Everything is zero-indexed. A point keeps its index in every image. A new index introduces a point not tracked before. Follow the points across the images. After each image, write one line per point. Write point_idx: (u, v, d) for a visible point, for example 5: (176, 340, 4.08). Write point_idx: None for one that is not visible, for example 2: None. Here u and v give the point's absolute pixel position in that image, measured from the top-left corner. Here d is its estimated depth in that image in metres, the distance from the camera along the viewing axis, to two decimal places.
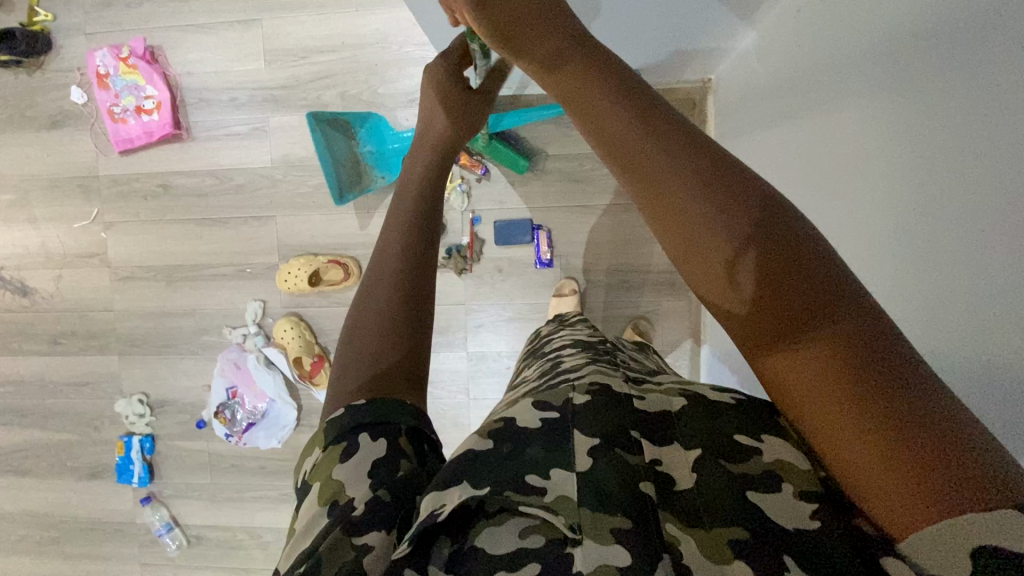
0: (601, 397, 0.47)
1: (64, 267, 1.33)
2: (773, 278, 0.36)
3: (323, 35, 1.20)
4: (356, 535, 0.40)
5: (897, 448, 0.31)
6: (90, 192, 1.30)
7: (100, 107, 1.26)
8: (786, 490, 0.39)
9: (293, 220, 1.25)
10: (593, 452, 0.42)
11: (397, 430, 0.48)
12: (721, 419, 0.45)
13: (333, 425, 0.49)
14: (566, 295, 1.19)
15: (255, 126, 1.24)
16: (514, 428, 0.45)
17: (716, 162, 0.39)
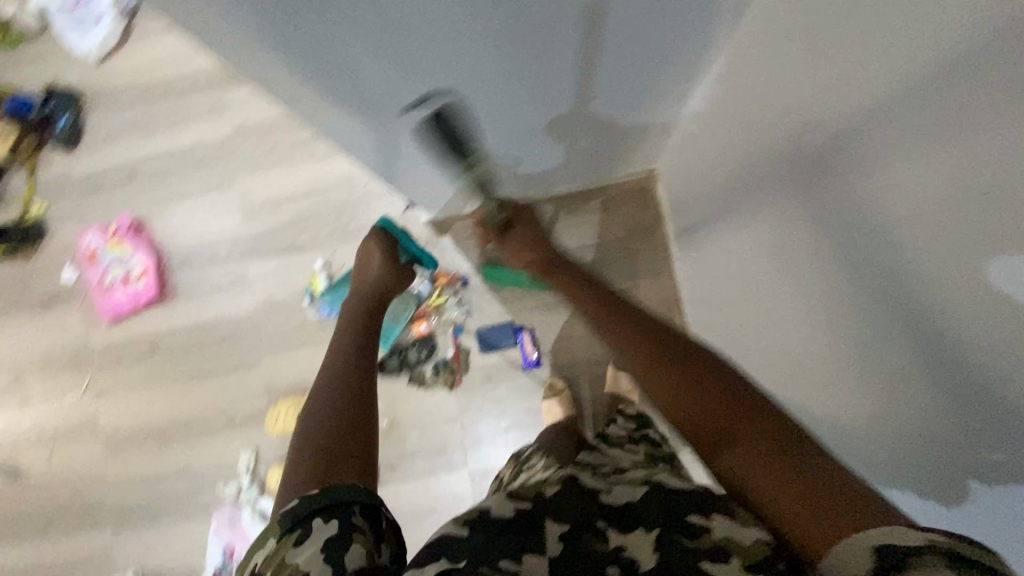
0: (568, 487, 0.50)
1: (56, 443, 1.31)
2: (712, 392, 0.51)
3: (293, 185, 1.29)
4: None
5: (811, 496, 0.43)
6: (81, 363, 1.32)
7: (91, 283, 1.32)
8: (734, 562, 0.43)
9: (279, 360, 1.25)
10: (564, 537, 0.46)
11: (351, 512, 0.47)
12: (681, 498, 0.48)
13: (286, 521, 0.45)
14: (555, 395, 1.16)
15: (235, 276, 1.28)
16: (488, 519, 0.46)
17: (698, 361, 0.54)
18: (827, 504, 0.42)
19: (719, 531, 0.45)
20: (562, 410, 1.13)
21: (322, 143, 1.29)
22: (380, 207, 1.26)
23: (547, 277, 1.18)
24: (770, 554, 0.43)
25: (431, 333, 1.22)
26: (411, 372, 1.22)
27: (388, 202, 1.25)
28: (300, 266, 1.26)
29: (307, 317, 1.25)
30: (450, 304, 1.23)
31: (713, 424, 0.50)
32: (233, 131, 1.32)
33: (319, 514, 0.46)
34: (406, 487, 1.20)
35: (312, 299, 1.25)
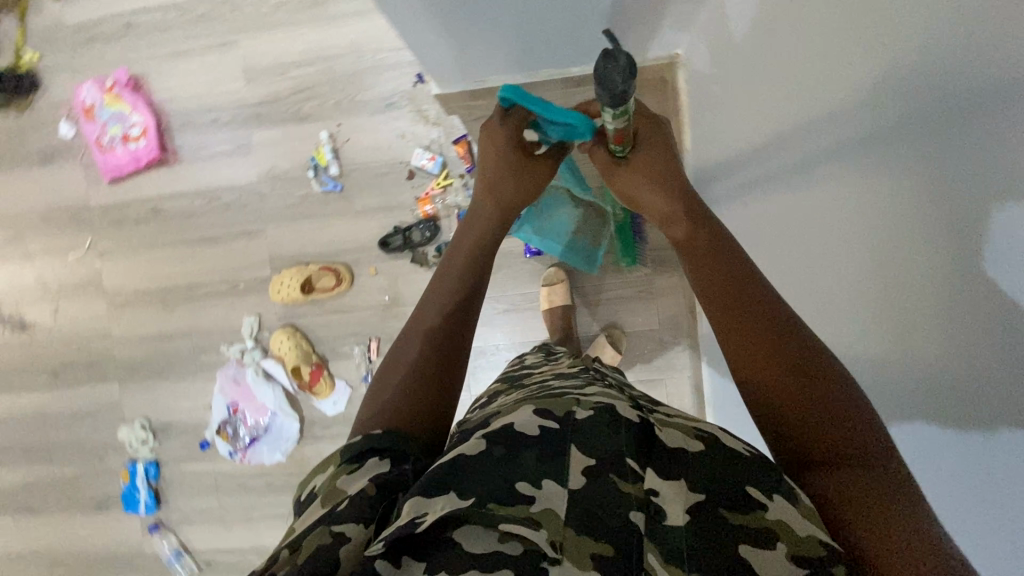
0: (599, 415, 0.52)
1: (61, 299, 1.34)
2: (804, 374, 0.50)
3: (299, 50, 1.23)
4: (335, 526, 0.45)
5: (898, 528, 0.39)
6: (82, 222, 1.32)
7: (89, 140, 1.29)
8: (777, 549, 0.41)
9: (282, 231, 1.26)
10: (587, 472, 0.46)
11: (403, 455, 0.54)
12: (739, 461, 0.47)
13: (350, 448, 0.54)
14: (555, 284, 1.19)
15: (238, 144, 1.26)
16: (512, 433, 0.49)
17: (783, 331, 0.54)
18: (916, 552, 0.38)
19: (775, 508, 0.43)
20: (561, 298, 1.19)
21: (330, 6, 1.22)
22: (389, 80, 1.22)
23: (626, 238, 1.16)
24: (826, 555, 0.40)
25: (436, 215, 1.22)
26: (415, 252, 1.23)
27: (398, 76, 1.21)
28: (304, 137, 1.24)
29: (311, 190, 1.25)
30: (456, 187, 1.21)
31: (830, 437, 0.47)
32: None
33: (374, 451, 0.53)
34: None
35: (317, 172, 1.24)
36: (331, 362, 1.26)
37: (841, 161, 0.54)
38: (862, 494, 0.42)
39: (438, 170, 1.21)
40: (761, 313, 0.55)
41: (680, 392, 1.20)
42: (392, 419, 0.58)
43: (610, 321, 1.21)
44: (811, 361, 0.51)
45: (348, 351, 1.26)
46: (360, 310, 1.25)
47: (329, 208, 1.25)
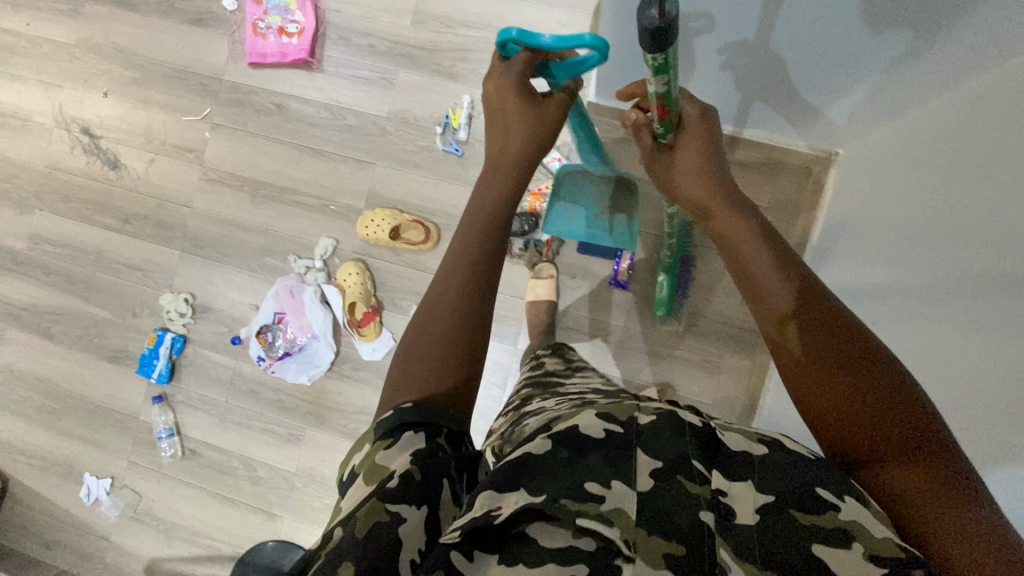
0: (663, 419, 0.49)
1: (159, 153, 1.35)
2: (847, 386, 0.45)
3: (473, 12, 1.24)
4: (388, 505, 0.44)
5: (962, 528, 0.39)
6: (208, 91, 1.34)
7: (246, 19, 1.31)
8: (855, 550, 0.39)
9: (391, 172, 1.27)
10: (656, 474, 0.44)
11: (437, 432, 0.50)
12: (809, 464, 0.45)
13: (383, 422, 0.51)
14: (543, 279, 1.20)
15: (383, 76, 1.27)
16: (579, 434, 0.47)
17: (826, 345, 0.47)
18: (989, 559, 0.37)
19: (850, 509, 0.41)
20: (543, 293, 1.19)
21: None
22: None
23: (668, 296, 1.15)
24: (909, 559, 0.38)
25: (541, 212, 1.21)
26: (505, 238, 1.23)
27: None
28: (447, 94, 1.25)
29: (433, 145, 1.25)
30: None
31: (883, 447, 0.43)
32: None
33: (406, 427, 0.50)
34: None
35: (445, 130, 1.24)
36: (385, 311, 1.25)
37: (959, 295, 0.58)
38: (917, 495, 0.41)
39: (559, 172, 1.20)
40: (813, 339, 0.48)
41: None
42: (425, 390, 0.54)
43: (667, 378, 1.19)
44: (853, 366, 0.46)
45: (406, 308, 1.25)
46: (433, 273, 1.25)
47: (442, 167, 1.25)
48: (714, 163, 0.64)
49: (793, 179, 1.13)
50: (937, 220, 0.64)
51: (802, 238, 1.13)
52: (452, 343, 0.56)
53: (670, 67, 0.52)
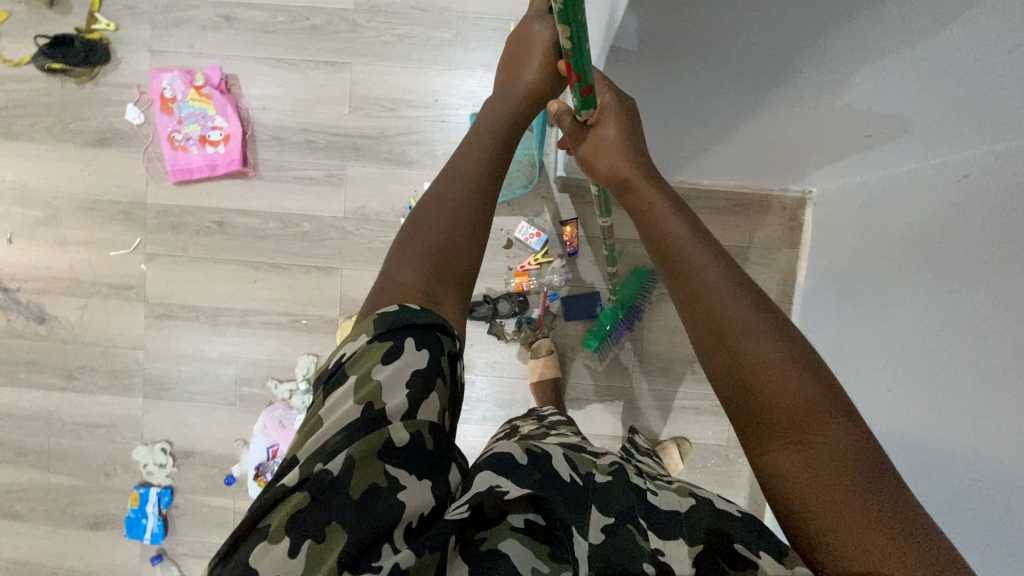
0: (619, 478, 0.52)
1: (92, 297, 1.21)
2: (781, 382, 0.46)
3: (415, 90, 1.15)
4: (388, 463, 0.48)
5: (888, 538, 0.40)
6: (134, 219, 1.19)
7: (159, 132, 1.16)
8: None
9: (361, 274, 1.18)
10: (606, 529, 0.47)
11: (439, 349, 0.53)
12: (730, 521, 0.48)
13: (384, 319, 0.53)
14: (542, 356, 1.17)
15: (330, 172, 1.17)
16: (548, 464, 0.51)
17: (766, 334, 0.48)
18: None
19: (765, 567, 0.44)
20: (546, 372, 1.16)
21: (458, 51, 1.14)
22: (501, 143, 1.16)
23: (604, 325, 1.14)
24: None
25: (527, 290, 1.17)
26: (495, 322, 1.18)
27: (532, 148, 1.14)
28: (404, 182, 1.16)
29: None
30: (553, 267, 1.17)
31: (791, 412, 0.45)
32: (358, 4, 1.14)
33: (413, 336, 0.53)
34: (463, 428, 1.23)
35: None
36: None
37: (982, 388, 0.64)
38: (845, 503, 0.42)
39: (540, 247, 1.16)
40: (712, 298, 0.50)
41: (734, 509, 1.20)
42: (434, 269, 0.57)
43: (680, 428, 1.20)
44: (797, 371, 0.46)
45: None
46: None
47: None
48: (636, 142, 0.63)
49: (770, 217, 1.14)
50: (937, 292, 0.73)
51: (788, 272, 1.15)
52: (453, 240, 0.58)
53: (574, 17, 0.49)
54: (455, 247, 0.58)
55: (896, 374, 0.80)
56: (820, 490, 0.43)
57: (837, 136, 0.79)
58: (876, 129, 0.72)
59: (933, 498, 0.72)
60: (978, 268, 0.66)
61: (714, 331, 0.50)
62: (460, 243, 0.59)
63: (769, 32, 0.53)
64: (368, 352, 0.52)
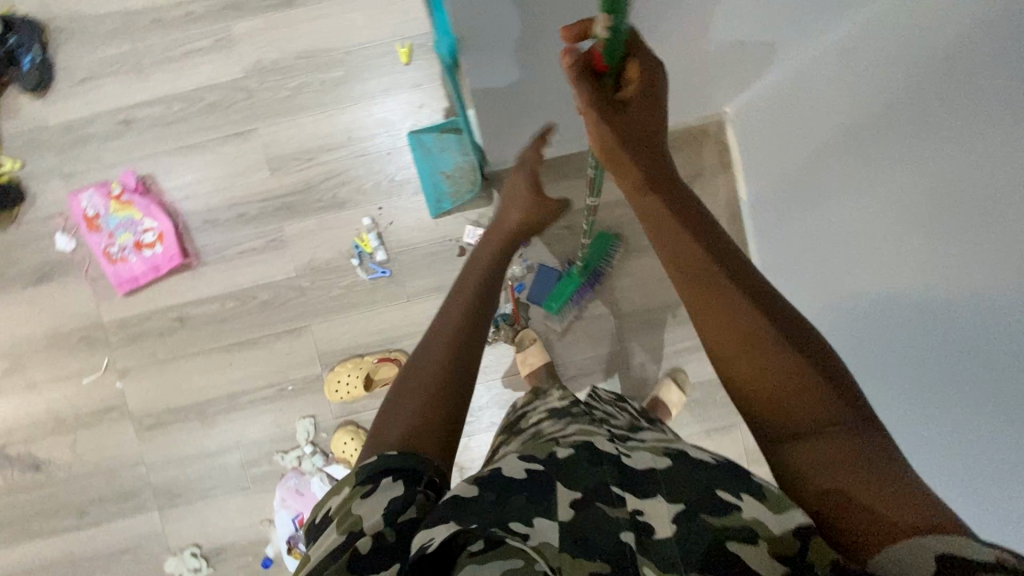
0: (580, 451, 0.53)
1: (80, 429, 1.20)
2: (769, 344, 0.49)
3: (326, 133, 1.16)
4: (360, 572, 0.45)
5: (878, 486, 0.44)
6: (96, 342, 1.19)
7: (94, 251, 1.16)
8: (760, 545, 0.44)
9: (330, 324, 1.18)
10: (574, 504, 0.49)
11: (419, 475, 0.52)
12: (702, 473, 0.51)
13: (363, 468, 0.53)
14: (528, 347, 1.17)
15: (270, 238, 1.17)
16: (501, 477, 0.51)
17: (765, 305, 0.51)
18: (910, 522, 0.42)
19: (748, 508, 0.47)
20: (539, 360, 1.16)
21: (356, 85, 1.15)
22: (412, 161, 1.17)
23: (570, 290, 1.17)
24: (799, 539, 0.44)
25: None
26: None
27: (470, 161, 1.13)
28: (344, 224, 1.17)
29: (356, 279, 1.17)
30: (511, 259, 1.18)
31: (783, 377, 0.49)
32: (246, 70, 1.15)
33: (389, 475, 0.52)
34: (476, 440, 1.23)
35: (361, 259, 1.16)
36: None
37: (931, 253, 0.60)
38: (841, 458, 0.46)
39: None
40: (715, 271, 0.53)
41: None
42: (433, 377, 0.59)
43: (680, 373, 1.21)
44: (784, 330, 0.50)
45: None
46: None
47: (377, 294, 1.17)
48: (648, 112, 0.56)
49: (698, 147, 1.16)
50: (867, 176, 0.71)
51: (732, 195, 1.17)
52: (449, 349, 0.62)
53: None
54: (453, 354, 0.61)
55: (847, 263, 0.77)
56: (821, 447, 0.47)
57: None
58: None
59: (904, 381, 0.69)
60: (903, 128, 0.63)
61: (710, 299, 0.52)
62: (456, 352, 0.62)
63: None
64: (347, 498, 0.51)
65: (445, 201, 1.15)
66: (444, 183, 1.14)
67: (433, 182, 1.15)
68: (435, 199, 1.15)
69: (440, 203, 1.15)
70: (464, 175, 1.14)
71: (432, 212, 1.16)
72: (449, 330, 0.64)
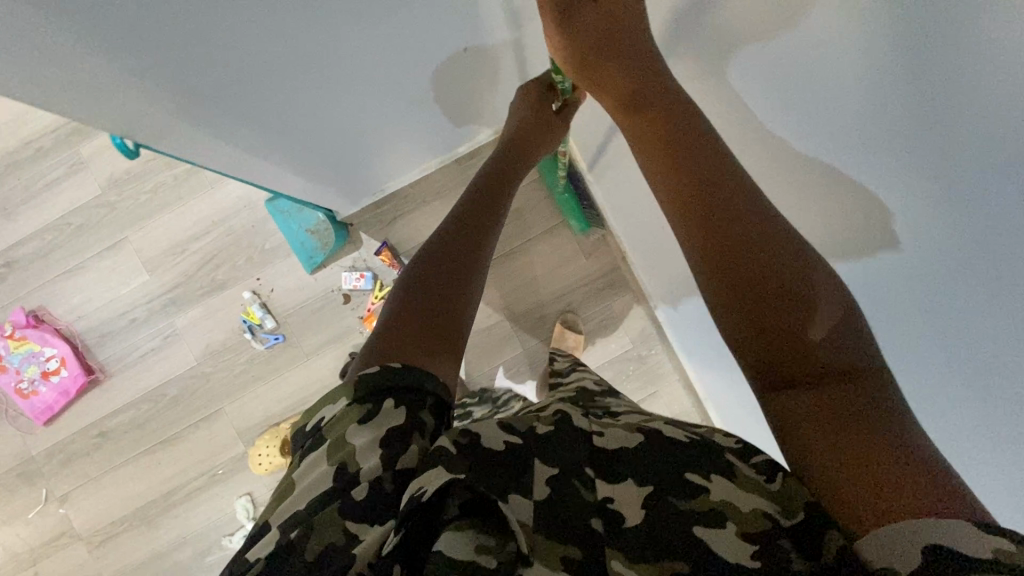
0: (564, 425, 0.45)
1: (37, 562, 1.24)
2: (763, 246, 0.43)
3: (191, 224, 1.21)
4: (349, 519, 0.40)
5: (880, 464, 0.34)
6: (31, 476, 1.23)
7: (7, 391, 1.21)
8: (728, 528, 0.37)
9: (241, 401, 1.21)
10: (552, 481, 0.41)
11: (421, 405, 0.46)
12: (687, 450, 0.43)
13: (366, 381, 0.46)
14: None
15: (165, 334, 1.21)
16: (479, 446, 0.41)
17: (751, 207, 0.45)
18: (914, 497, 0.32)
19: (718, 493, 0.39)
20: None
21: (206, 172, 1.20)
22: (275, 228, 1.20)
23: (576, 207, 1.16)
24: (771, 527, 0.37)
25: None
26: None
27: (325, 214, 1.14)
28: (229, 303, 1.20)
29: (254, 352, 1.20)
30: None
31: (780, 290, 0.42)
32: (103, 187, 1.21)
33: (393, 396, 0.46)
34: None
35: (253, 332, 1.19)
36: None
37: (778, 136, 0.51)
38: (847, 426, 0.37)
39: (371, 285, 1.18)
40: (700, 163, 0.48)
41: (678, 398, 1.19)
42: (427, 321, 0.53)
43: (590, 358, 1.21)
44: (771, 241, 0.43)
45: None
46: None
47: (278, 361, 1.20)
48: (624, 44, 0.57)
49: None
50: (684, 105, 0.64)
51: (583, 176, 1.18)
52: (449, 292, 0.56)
53: None
54: (449, 300, 0.55)
55: None
56: (829, 400, 0.38)
57: (477, 70, 0.82)
58: (472, 40, 0.74)
59: None
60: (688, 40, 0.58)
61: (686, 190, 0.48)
62: (447, 305, 0.55)
63: (239, 64, 0.57)
64: (345, 415, 0.45)
65: (316, 256, 1.17)
66: (308, 241, 1.16)
67: (298, 242, 1.17)
68: (306, 258, 1.18)
69: (312, 260, 1.18)
70: (323, 229, 1.15)
71: (309, 269, 1.19)
72: (452, 273, 0.57)
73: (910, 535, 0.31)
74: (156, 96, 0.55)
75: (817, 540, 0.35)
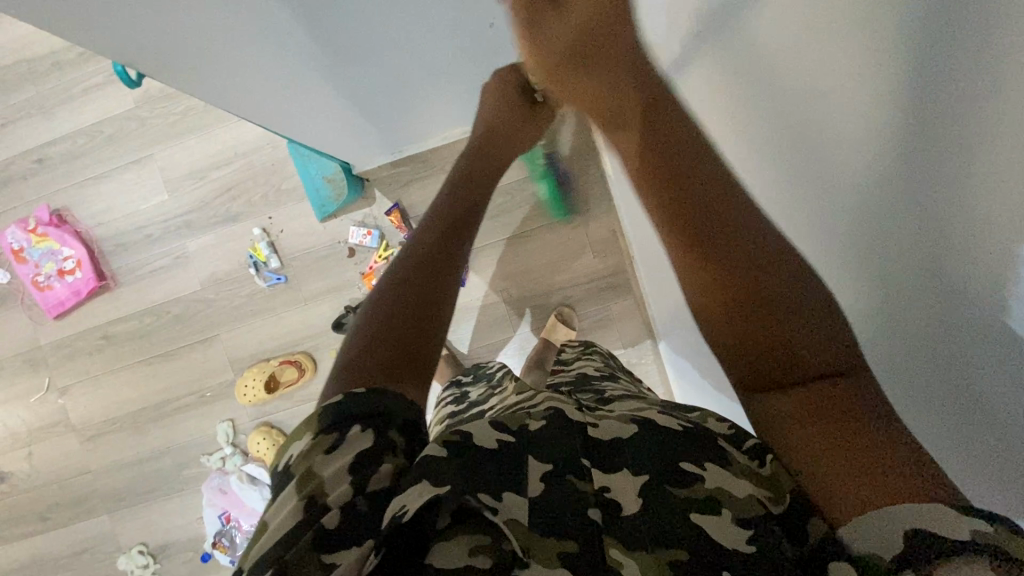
0: (554, 419, 0.41)
1: (33, 443, 1.32)
2: (774, 314, 0.41)
3: (215, 152, 1.23)
4: (324, 551, 0.35)
5: (857, 455, 0.35)
6: (37, 363, 1.30)
7: (25, 281, 1.28)
8: (723, 515, 0.34)
9: (236, 332, 1.25)
10: (547, 477, 0.37)
11: (388, 423, 0.41)
12: (684, 441, 0.39)
13: (325, 411, 0.41)
14: None
15: (175, 255, 1.25)
16: (470, 444, 0.39)
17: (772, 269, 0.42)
18: (898, 485, 0.32)
19: (712, 480, 0.36)
20: None
21: None
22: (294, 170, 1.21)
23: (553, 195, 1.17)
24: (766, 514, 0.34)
25: None
26: None
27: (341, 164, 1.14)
28: (239, 236, 1.23)
29: (255, 287, 1.23)
30: None
31: (779, 353, 0.40)
32: (137, 101, 1.23)
33: (355, 422, 0.40)
34: None
35: (257, 268, 1.22)
36: None
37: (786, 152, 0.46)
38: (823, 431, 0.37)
39: (377, 243, 1.19)
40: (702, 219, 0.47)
41: None
42: (392, 351, 0.47)
43: None
44: (777, 301, 0.41)
45: None
46: None
47: (276, 300, 1.23)
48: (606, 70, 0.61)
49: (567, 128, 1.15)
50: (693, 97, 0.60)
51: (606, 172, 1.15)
52: (420, 306, 0.51)
53: None
54: (422, 313, 0.51)
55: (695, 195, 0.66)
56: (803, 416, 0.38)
57: (504, 47, 0.79)
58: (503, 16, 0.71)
59: None
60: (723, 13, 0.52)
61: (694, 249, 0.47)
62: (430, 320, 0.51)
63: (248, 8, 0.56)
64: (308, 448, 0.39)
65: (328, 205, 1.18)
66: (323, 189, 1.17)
67: (313, 188, 1.18)
68: (319, 205, 1.18)
69: (324, 208, 1.18)
70: (338, 179, 1.16)
71: (320, 217, 1.20)
72: (426, 289, 0.52)
73: (902, 521, 0.31)
74: (160, 31, 0.55)
75: (803, 527, 0.35)
